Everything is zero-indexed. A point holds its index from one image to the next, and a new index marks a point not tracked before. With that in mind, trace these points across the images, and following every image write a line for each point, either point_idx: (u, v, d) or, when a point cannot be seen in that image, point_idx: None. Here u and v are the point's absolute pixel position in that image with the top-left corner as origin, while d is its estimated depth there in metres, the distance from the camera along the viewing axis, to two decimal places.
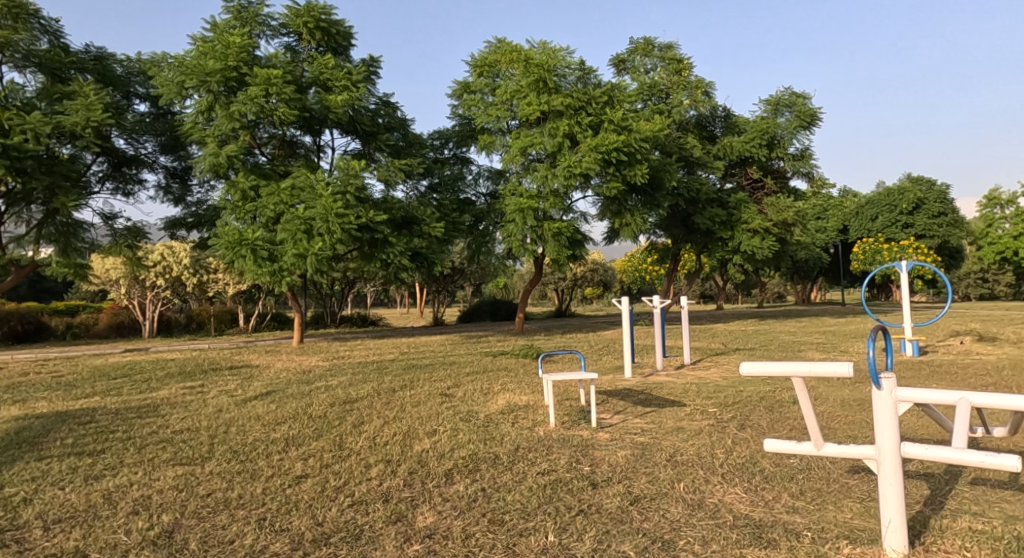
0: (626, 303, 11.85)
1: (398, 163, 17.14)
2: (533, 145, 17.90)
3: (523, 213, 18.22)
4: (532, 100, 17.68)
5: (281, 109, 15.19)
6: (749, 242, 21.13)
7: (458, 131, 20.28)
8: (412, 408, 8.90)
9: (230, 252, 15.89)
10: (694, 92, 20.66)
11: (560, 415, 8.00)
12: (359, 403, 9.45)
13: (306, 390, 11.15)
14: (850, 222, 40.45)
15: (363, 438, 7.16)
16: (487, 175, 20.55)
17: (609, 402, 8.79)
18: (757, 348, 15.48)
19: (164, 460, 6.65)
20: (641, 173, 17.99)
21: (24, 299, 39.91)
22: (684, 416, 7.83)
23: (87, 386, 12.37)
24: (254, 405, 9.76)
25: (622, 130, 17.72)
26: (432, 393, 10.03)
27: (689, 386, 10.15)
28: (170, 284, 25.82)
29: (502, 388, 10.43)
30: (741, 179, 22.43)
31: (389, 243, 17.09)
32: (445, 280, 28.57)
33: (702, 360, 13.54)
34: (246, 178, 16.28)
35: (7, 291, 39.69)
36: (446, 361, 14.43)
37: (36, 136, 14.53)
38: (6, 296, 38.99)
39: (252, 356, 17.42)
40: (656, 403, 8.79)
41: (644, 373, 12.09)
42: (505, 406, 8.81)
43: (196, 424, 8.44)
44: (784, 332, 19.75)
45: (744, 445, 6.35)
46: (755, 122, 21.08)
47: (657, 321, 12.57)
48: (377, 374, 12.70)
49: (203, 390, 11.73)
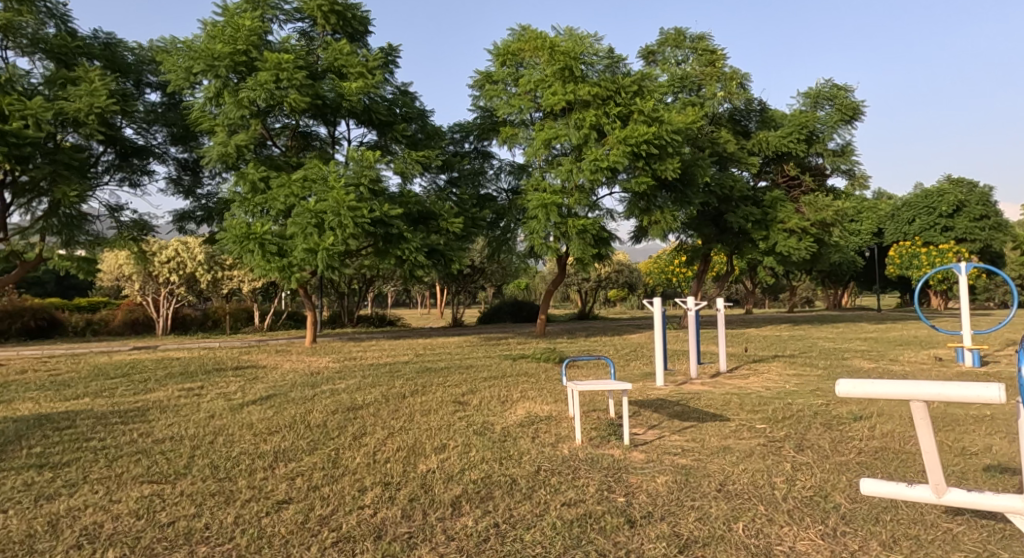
0: (658, 304, 10.85)
1: (415, 154, 16.29)
2: (558, 137, 16.97)
3: (546, 209, 17.31)
4: (557, 90, 16.77)
5: (292, 96, 14.40)
6: (785, 242, 20.00)
7: (480, 123, 19.38)
8: (420, 418, 8.00)
9: (238, 247, 15.17)
10: (728, 83, 19.54)
11: (587, 430, 7.07)
12: (363, 410, 8.57)
13: (310, 394, 10.29)
14: (885, 225, 38.96)
15: (361, 453, 6.30)
16: (509, 170, 19.61)
17: (642, 415, 7.85)
18: (796, 355, 14.40)
19: (131, 476, 5.83)
20: (672, 167, 16.97)
21: (48, 295, 39.88)
22: (729, 433, 6.84)
23: (80, 386, 11.64)
24: (250, 410, 8.95)
25: (653, 121, 16.73)
26: (445, 400, 9.14)
27: (730, 398, 9.15)
28: (184, 281, 25.22)
29: (522, 396, 9.50)
30: (776, 177, 21.29)
31: (405, 238, 16.28)
32: (465, 279, 27.71)
33: (740, 367, 12.50)
34: (256, 169, 15.54)
35: (32, 286, 39.68)
36: (463, 364, 13.54)
37: (37, 122, 13.87)
38: (30, 292, 38.98)
39: (260, 355, 16.65)
40: (695, 417, 7.80)
41: (677, 381, 11.11)
42: (524, 418, 7.87)
43: (181, 433, 7.62)
44: (822, 338, 18.60)
45: (808, 472, 5.33)
46: (793, 116, 19.88)
47: (691, 326, 11.56)
48: (388, 377, 11.83)
49: (202, 392, 10.96)
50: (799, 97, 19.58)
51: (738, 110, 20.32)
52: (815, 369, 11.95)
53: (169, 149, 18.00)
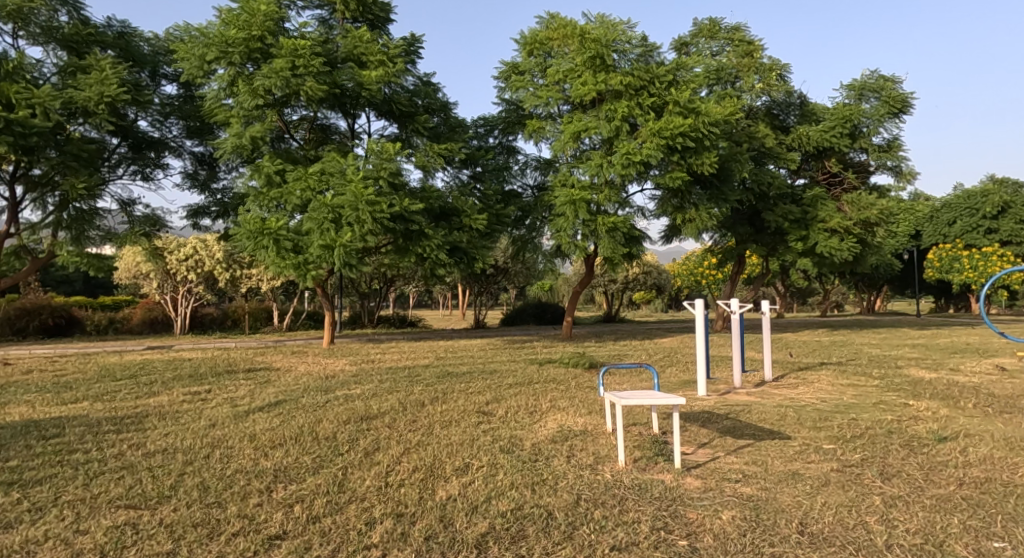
0: (701, 306, 9.94)
1: (437, 147, 15.55)
2: (588, 129, 16.10)
3: (574, 206, 16.48)
4: (587, 80, 15.92)
5: (309, 84, 13.69)
6: (826, 242, 18.90)
7: (505, 117, 18.60)
8: (441, 431, 7.20)
9: (252, 243, 14.51)
10: (767, 74, 18.54)
11: (630, 448, 6.23)
12: (378, 421, 7.79)
13: (322, 401, 9.50)
14: (924, 227, 37.46)
15: (371, 473, 5.52)
16: (535, 165, 18.77)
17: (690, 432, 7.00)
18: (844, 363, 13.39)
19: (107, 499, 5.08)
20: (709, 161, 16.03)
21: (76, 293, 39.82)
22: (794, 456, 5.95)
23: (83, 388, 11.00)
24: (254, 419, 8.18)
25: (689, 113, 15.82)
26: (467, 410, 8.34)
27: (785, 411, 8.26)
28: (203, 279, 24.71)
29: (552, 405, 8.68)
30: (816, 174, 20.21)
31: (426, 235, 15.55)
32: (487, 279, 26.91)
33: (787, 376, 11.54)
34: (272, 162, 14.89)
35: (60, 284, 39.73)
36: (487, 369, 12.72)
37: (45, 112, 13.25)
38: (57, 290, 38.98)
39: (275, 357, 15.93)
40: (750, 434, 6.92)
41: (720, 391, 10.21)
42: (557, 432, 7.03)
43: (175, 445, 6.86)
44: (866, 344, 17.52)
45: (904, 508, 4.42)
46: (836, 109, 18.77)
47: (735, 331, 10.63)
48: (407, 382, 11.05)
49: (209, 396, 10.27)
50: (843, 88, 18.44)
51: (776, 103, 19.28)
52: (869, 379, 10.94)
53: (185, 143, 17.42)
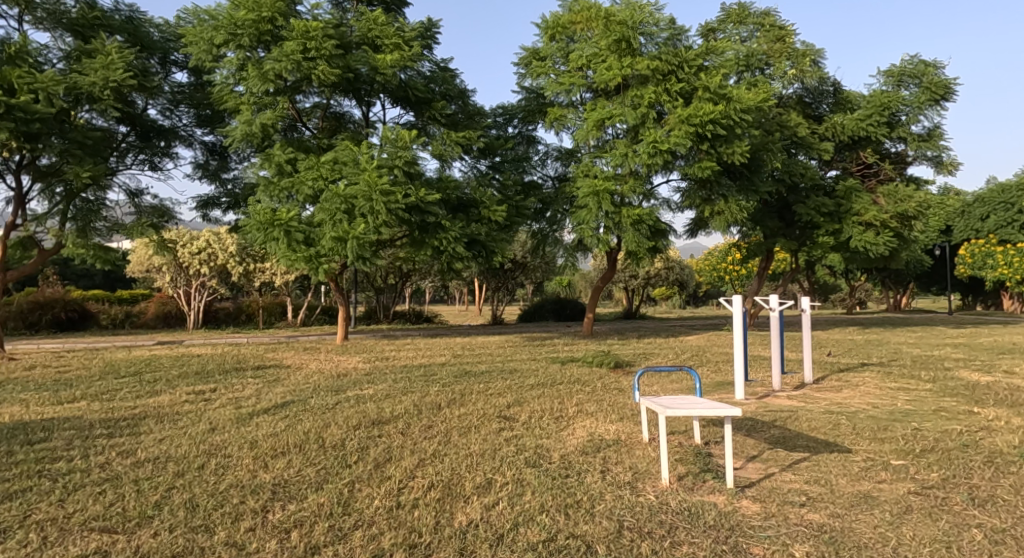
0: (738, 303, 9.22)
1: (454, 135, 14.90)
2: (612, 116, 15.36)
3: (597, 197, 15.77)
4: (611, 64, 15.19)
5: (321, 67, 13.12)
6: (861, 236, 17.99)
7: (525, 105, 17.92)
8: (460, 439, 6.55)
9: (262, 234, 13.93)
10: (799, 60, 17.70)
11: (673, 464, 5.56)
12: (391, 426, 7.16)
13: (333, 402, 8.87)
14: (955, 222, 36.29)
15: (380, 489, 4.89)
16: (556, 155, 18.05)
17: (737, 443, 6.31)
18: (886, 364, 12.59)
19: (80, 520, 4.45)
20: (740, 150, 15.23)
21: (97, 287, 39.68)
22: (861, 474, 5.25)
23: (83, 386, 10.47)
24: (258, 422, 7.57)
25: (719, 100, 15.04)
26: (488, 414, 7.69)
27: (836, 418, 7.54)
28: (216, 273, 24.23)
29: (580, 410, 8.01)
30: (850, 165, 19.32)
31: (443, 227, 14.94)
32: (505, 274, 26.24)
33: (829, 378, 10.79)
34: (283, 151, 14.35)
35: (80, 278, 39.55)
36: (507, 368, 12.07)
37: (48, 97, 12.69)
38: (76, 284, 38.81)
39: (286, 353, 15.36)
40: (803, 446, 6.22)
41: (759, 394, 9.50)
42: (587, 441, 6.36)
43: (168, 454, 6.23)
44: (905, 343, 16.65)
45: (1014, 548, 3.80)
46: (873, 96, 17.85)
47: (774, 331, 9.90)
48: (423, 382, 10.40)
49: (213, 396, 9.67)
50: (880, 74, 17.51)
51: (808, 91, 18.41)
52: (920, 382, 10.13)
53: (194, 132, 16.89)
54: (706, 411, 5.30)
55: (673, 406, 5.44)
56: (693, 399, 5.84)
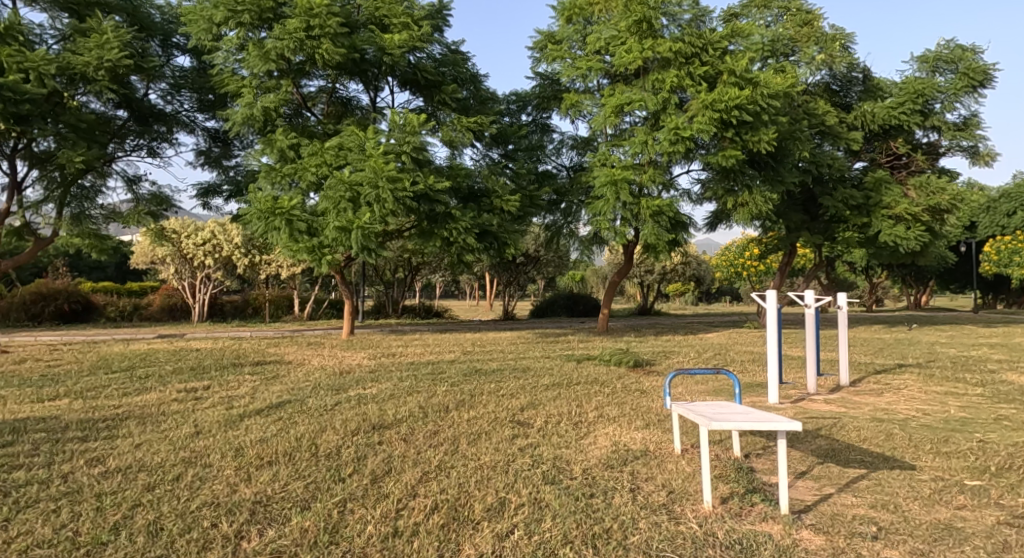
0: (772, 299, 8.48)
1: (466, 121, 14.20)
2: (632, 102, 14.60)
3: (615, 187, 15.01)
4: (631, 47, 14.43)
5: (325, 46, 12.51)
6: (891, 230, 17.13)
7: (540, 91, 17.19)
8: (469, 448, 5.84)
9: (263, 224, 13.28)
10: (828, 44, 16.82)
11: (714, 483, 4.85)
12: (392, 432, 6.48)
13: (332, 403, 8.18)
14: (980, 218, 35.19)
15: (375, 511, 4.23)
16: (572, 143, 17.28)
17: (782, 456, 5.59)
18: (926, 365, 11.75)
19: (22, 547, 3.84)
20: (767, 138, 14.39)
21: (109, 280, 39.33)
22: (934, 498, 4.51)
23: (68, 382, 9.87)
24: (248, 426, 6.90)
25: (745, 85, 14.24)
26: (500, 419, 6.98)
27: (886, 427, 6.79)
28: (221, 265, 23.68)
29: (601, 415, 7.29)
30: (878, 156, 18.47)
31: (453, 217, 14.26)
32: (517, 269, 25.53)
33: (867, 381, 10.01)
34: (286, 136, 13.73)
35: (93, 271, 39.17)
36: (520, 366, 11.37)
37: (39, 77, 12.14)
38: (88, 277, 38.42)
39: (288, 348, 14.70)
40: (857, 460, 5.48)
41: (793, 399, 8.76)
42: (611, 453, 5.65)
43: (142, 462, 5.56)
44: (937, 343, 15.81)
45: None
46: (906, 82, 16.98)
47: (809, 330, 9.14)
48: (431, 381, 9.70)
49: (206, 394, 9.04)
50: (914, 59, 16.63)
51: (836, 78, 17.58)
52: (968, 386, 9.34)
53: (197, 118, 16.26)
54: (761, 425, 4.32)
55: (719, 417, 4.46)
56: (743, 412, 4.88)
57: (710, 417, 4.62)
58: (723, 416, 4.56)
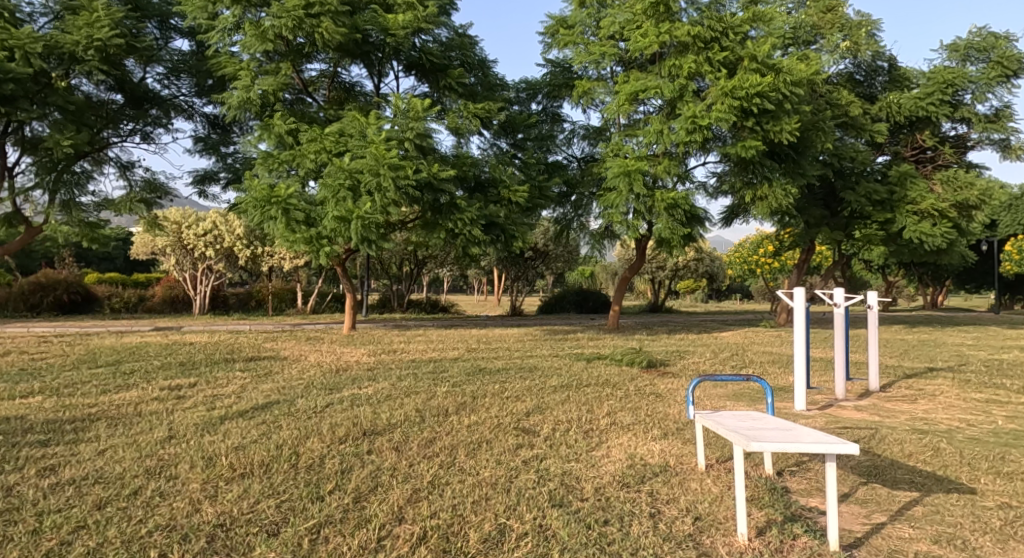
0: (800, 297, 7.80)
1: (473, 107, 13.56)
2: (647, 89, 13.92)
3: (628, 179, 14.34)
4: (647, 31, 13.77)
5: (325, 25, 11.92)
6: (916, 226, 16.39)
7: (550, 79, 16.52)
8: (467, 461, 5.23)
9: (259, 213, 12.71)
10: (853, 31, 15.99)
11: (747, 508, 4.24)
12: (383, 439, 5.87)
13: (323, 405, 7.57)
14: (1002, 216, 34.25)
15: (352, 541, 3.69)
16: (583, 133, 16.62)
17: (821, 475, 4.94)
18: (959, 369, 11.04)
19: None
20: (789, 127, 13.68)
21: (117, 272, 38.90)
22: (1005, 533, 3.88)
23: (48, 377, 9.35)
24: (227, 430, 6.31)
25: (767, 71, 13.54)
26: (503, 426, 6.36)
27: (931, 440, 6.13)
28: (222, 257, 23.12)
29: (614, 421, 6.65)
30: (903, 149, 17.71)
31: (458, 208, 13.63)
32: (525, 263, 24.88)
33: (898, 386, 9.32)
34: (285, 120, 13.15)
35: (102, 262, 38.77)
36: (526, 365, 10.75)
37: (25, 56, 11.65)
38: (97, 268, 38.04)
39: (286, 343, 14.13)
40: (908, 480, 4.83)
41: (821, 405, 8.10)
42: (626, 468, 5.03)
43: (101, 472, 4.98)
44: (964, 345, 15.08)
45: None
46: (934, 71, 16.18)
47: (839, 332, 8.43)
48: (431, 381, 9.08)
49: (191, 392, 8.46)
50: (943, 47, 15.83)
51: (860, 67, 16.83)
52: (1010, 394, 8.64)
53: (195, 103, 15.67)
54: (810, 447, 3.61)
55: (760, 437, 3.72)
56: (778, 429, 4.17)
57: (743, 435, 3.89)
58: (761, 435, 3.83)
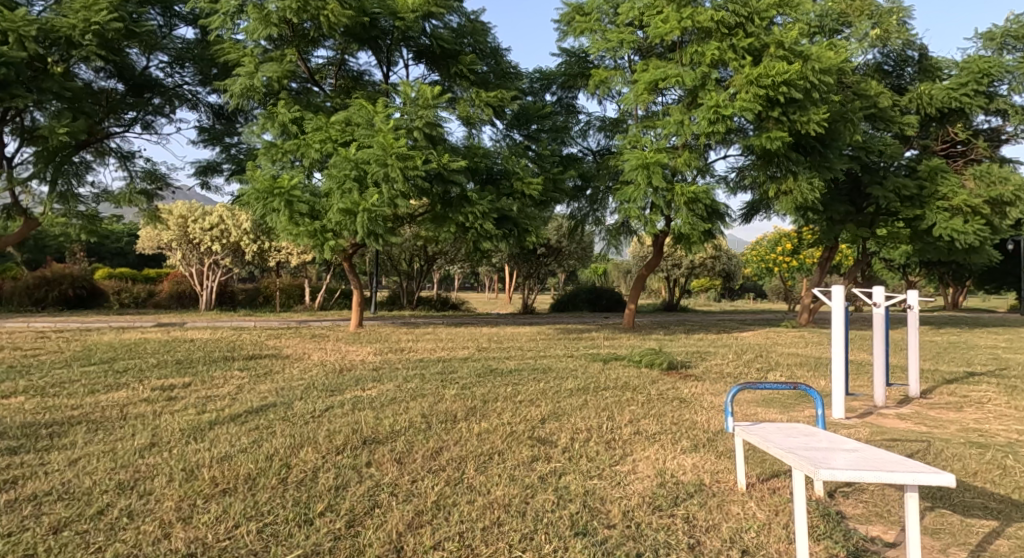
0: (839, 294, 7.10)
1: (485, 95, 13.00)
2: (667, 78, 13.29)
3: (647, 171, 13.70)
4: (668, 16, 13.17)
5: (331, 8, 11.41)
6: (947, 223, 15.66)
7: (566, 69, 15.92)
8: (478, 476, 4.67)
9: (262, 204, 12.20)
10: (884, 18, 15.26)
11: (803, 543, 3.68)
12: (384, 449, 5.32)
13: (322, 409, 7.01)
14: None
15: None
16: (600, 125, 16.02)
17: (879, 498, 4.35)
18: (1000, 374, 10.35)
19: None
20: (817, 119, 13.02)
21: (130, 268, 38.53)
22: None
23: (37, 375, 8.88)
24: (217, 436, 5.77)
25: (794, 59, 12.91)
26: (516, 435, 5.79)
27: (993, 454, 5.51)
28: (229, 252, 22.64)
29: (639, 430, 6.07)
30: (933, 143, 16.99)
31: (469, 200, 13.07)
32: (537, 260, 24.28)
33: (940, 392, 8.67)
34: (289, 109, 12.62)
35: (115, 257, 38.47)
36: (540, 366, 10.17)
37: (20, 40, 11.20)
38: (109, 263, 37.71)
39: (290, 340, 13.60)
40: (981, 505, 4.23)
41: (860, 413, 7.47)
42: (657, 488, 4.46)
43: (67, 487, 4.45)
44: (998, 347, 14.36)
45: None
46: (969, 61, 15.47)
47: (879, 335, 7.75)
48: (438, 384, 8.51)
49: (184, 393, 7.93)
50: (978, 35, 15.12)
51: (889, 57, 16.14)
52: None
53: (200, 92, 15.18)
54: (895, 477, 3.02)
55: (832, 463, 3.13)
56: (844, 451, 3.56)
57: (808, 458, 3.31)
58: (832, 459, 3.24)
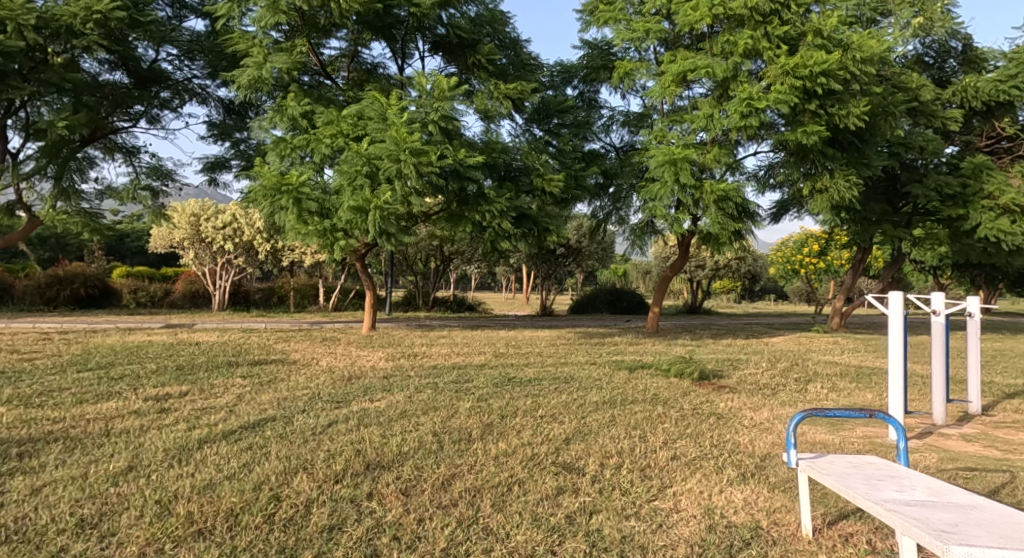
0: (897, 301, 6.36)
1: (504, 87, 12.35)
2: (697, 69, 12.50)
3: (674, 167, 12.95)
4: (698, 3, 12.44)
5: None
6: (992, 223, 14.76)
7: (588, 61, 15.23)
8: (496, 517, 4.01)
9: (269, 202, 11.62)
10: (926, 6, 14.43)
11: None
12: (388, 477, 4.67)
13: (325, 424, 6.38)
14: None
15: None
16: (624, 120, 15.32)
17: None
18: None
19: None
20: (857, 111, 12.24)
21: (148, 266, 38.27)
22: None
23: (26, 382, 8.35)
24: (205, 458, 5.17)
25: (832, 48, 12.15)
26: (540, 461, 5.12)
27: None
28: (242, 251, 22.18)
29: (677, 455, 5.38)
30: (976, 138, 16.14)
31: (486, 198, 12.42)
32: (556, 261, 23.58)
33: (1002, 409, 7.87)
34: (299, 101, 12.03)
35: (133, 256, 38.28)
36: (562, 375, 9.48)
37: (19, 29, 10.72)
38: (127, 262, 37.54)
39: (298, 344, 13.02)
40: None
41: (919, 434, 6.70)
42: (707, 535, 3.79)
43: (21, 526, 3.85)
44: None
45: None
46: (1017, 51, 14.63)
47: (939, 345, 6.81)
48: (452, 395, 7.86)
49: (179, 404, 7.33)
50: None
51: (930, 48, 15.32)
52: None
53: (210, 87, 14.65)
54: None
55: (964, 539, 2.69)
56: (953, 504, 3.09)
57: (925, 524, 2.84)
58: (955, 528, 2.80)
